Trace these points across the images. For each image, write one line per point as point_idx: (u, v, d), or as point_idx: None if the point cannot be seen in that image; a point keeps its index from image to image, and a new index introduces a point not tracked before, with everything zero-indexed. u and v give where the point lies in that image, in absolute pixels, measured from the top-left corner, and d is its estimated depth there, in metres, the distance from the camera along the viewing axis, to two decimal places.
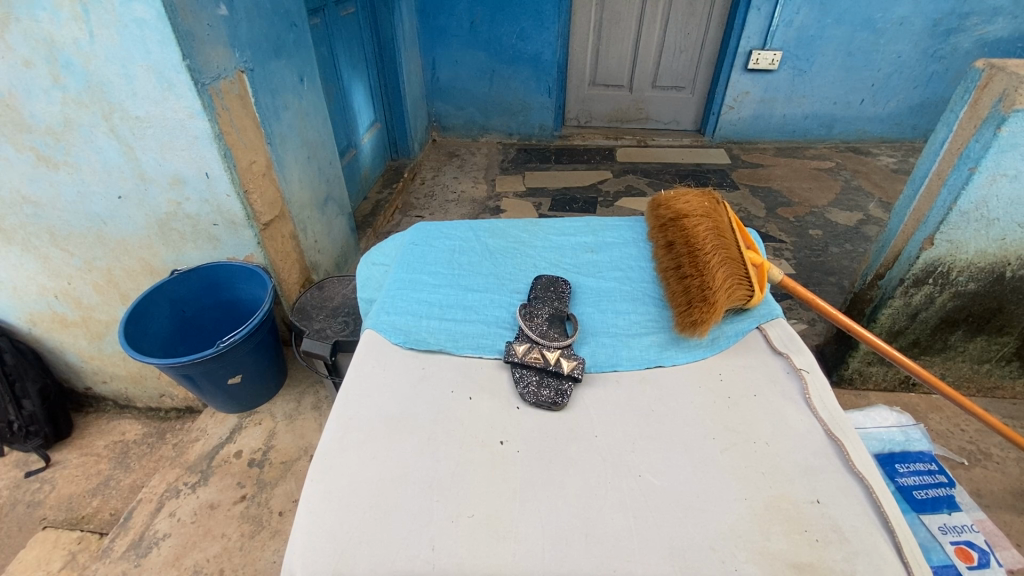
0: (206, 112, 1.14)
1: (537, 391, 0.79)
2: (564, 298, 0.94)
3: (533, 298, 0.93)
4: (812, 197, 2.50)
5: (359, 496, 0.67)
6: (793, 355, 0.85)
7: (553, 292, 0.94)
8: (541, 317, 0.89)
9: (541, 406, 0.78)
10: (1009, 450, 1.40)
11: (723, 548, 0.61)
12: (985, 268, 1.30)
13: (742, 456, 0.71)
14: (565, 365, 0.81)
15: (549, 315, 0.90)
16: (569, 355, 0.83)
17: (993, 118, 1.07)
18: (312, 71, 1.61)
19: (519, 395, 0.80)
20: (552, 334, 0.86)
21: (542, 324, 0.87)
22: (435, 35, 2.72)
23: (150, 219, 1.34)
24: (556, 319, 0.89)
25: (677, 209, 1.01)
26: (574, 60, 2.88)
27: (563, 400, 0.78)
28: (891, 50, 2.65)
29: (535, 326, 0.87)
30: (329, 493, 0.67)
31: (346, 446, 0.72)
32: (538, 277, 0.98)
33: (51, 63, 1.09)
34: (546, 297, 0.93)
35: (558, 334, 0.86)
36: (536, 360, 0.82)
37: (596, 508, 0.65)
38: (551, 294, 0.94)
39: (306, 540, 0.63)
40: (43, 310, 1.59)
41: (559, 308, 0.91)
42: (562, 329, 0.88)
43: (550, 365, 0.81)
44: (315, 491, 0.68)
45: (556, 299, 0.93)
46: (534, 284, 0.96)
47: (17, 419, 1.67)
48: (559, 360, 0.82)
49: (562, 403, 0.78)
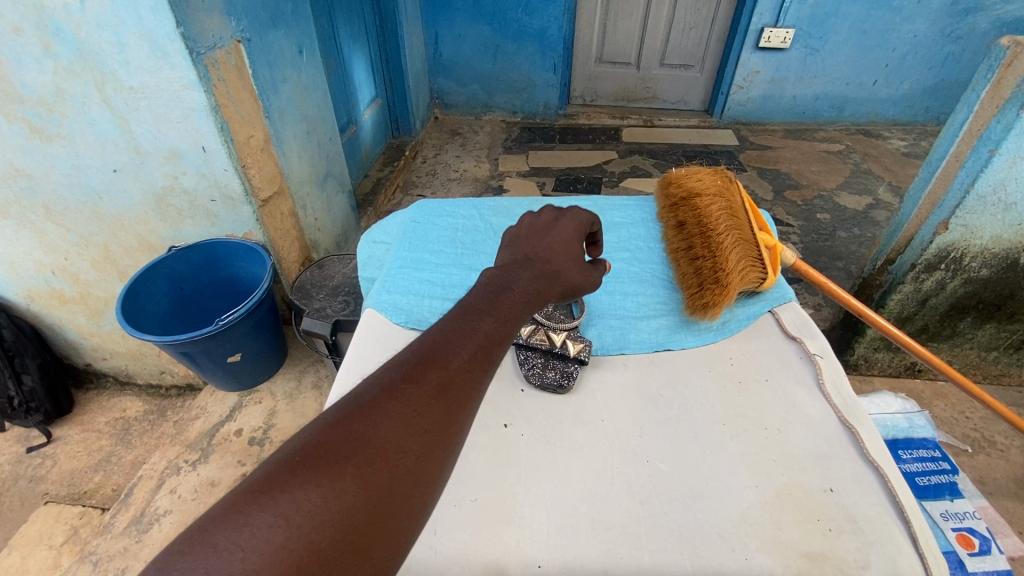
0: (201, 83, 1.10)
1: (539, 370, 0.77)
2: None
3: None
4: (822, 180, 2.45)
5: None
6: (806, 340, 0.84)
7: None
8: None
9: (548, 389, 0.76)
10: (1014, 438, 1.39)
11: (734, 536, 0.60)
12: (999, 254, 1.27)
13: (753, 441, 0.70)
14: (571, 346, 0.79)
15: None
16: (576, 337, 0.80)
17: (1018, 98, 1.03)
18: (311, 43, 1.55)
19: (524, 377, 0.78)
20: (559, 314, 0.83)
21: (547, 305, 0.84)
22: (437, 8, 2.63)
23: (146, 193, 1.31)
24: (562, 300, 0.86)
25: (689, 187, 0.97)
26: (581, 36, 2.79)
27: (571, 380, 0.77)
28: (907, 29, 2.57)
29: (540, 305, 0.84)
30: None
31: None
32: None
33: (41, 30, 1.04)
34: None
35: (566, 316, 0.83)
36: (540, 340, 0.80)
37: (603, 493, 0.64)
38: None
39: None
40: (41, 286, 1.57)
41: None
42: (568, 310, 0.85)
43: (553, 346, 0.79)
44: None
45: None
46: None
47: (17, 394, 1.66)
48: (563, 339, 0.80)
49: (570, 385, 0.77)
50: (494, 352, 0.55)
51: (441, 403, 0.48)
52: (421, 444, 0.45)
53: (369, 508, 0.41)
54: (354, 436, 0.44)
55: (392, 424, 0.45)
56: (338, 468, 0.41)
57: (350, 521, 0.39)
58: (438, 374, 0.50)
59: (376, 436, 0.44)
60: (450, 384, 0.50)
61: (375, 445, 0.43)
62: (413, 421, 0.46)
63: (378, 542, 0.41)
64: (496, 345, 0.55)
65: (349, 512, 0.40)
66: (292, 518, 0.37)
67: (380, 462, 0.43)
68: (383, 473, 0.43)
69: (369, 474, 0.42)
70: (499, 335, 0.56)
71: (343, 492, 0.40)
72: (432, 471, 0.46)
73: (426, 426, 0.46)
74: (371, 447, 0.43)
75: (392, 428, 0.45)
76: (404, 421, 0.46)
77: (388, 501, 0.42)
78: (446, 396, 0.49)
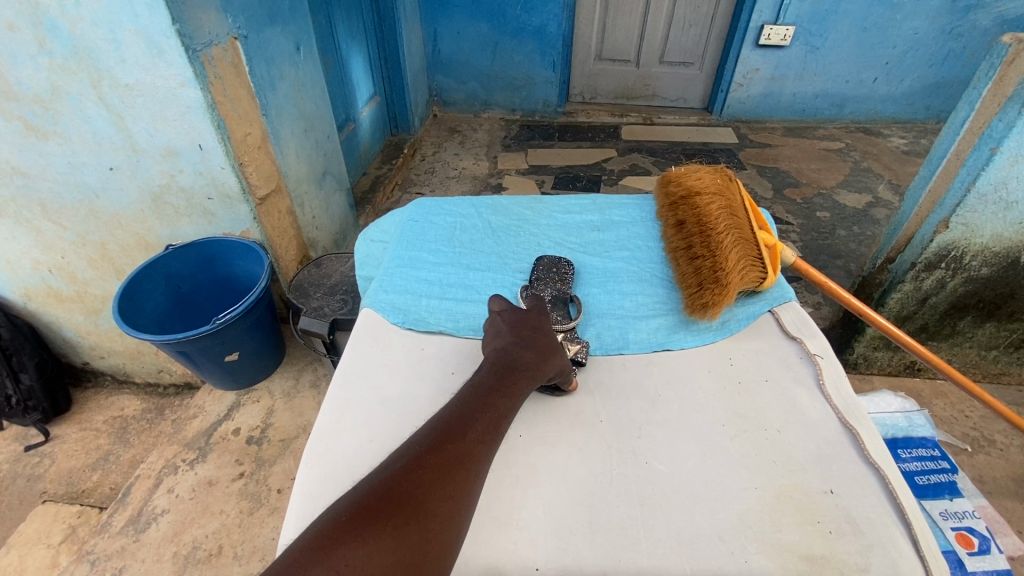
0: (198, 80, 1.09)
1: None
2: (568, 280, 0.90)
3: (535, 279, 0.89)
4: (822, 178, 2.45)
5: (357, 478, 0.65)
6: (807, 340, 0.83)
7: (554, 272, 0.91)
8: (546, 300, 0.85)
9: (548, 392, 0.75)
10: (1014, 437, 1.39)
11: (733, 539, 0.60)
12: (1000, 252, 1.27)
13: (752, 442, 0.70)
14: (572, 348, 0.79)
15: (552, 297, 0.86)
16: (573, 338, 0.80)
17: (1020, 96, 1.02)
18: (308, 40, 1.54)
19: None
20: (558, 317, 0.83)
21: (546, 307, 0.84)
22: (436, 5, 2.61)
23: (143, 191, 1.30)
24: (560, 301, 0.86)
25: (689, 185, 0.96)
26: (580, 33, 2.78)
27: (572, 382, 0.76)
28: (908, 26, 2.56)
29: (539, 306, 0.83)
30: (326, 477, 0.65)
31: (341, 429, 0.70)
32: (541, 257, 0.94)
33: (36, 27, 1.03)
34: (547, 277, 0.89)
35: (565, 318, 0.83)
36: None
37: (601, 495, 0.64)
38: (554, 275, 0.90)
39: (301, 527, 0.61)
40: (38, 284, 1.56)
41: (563, 291, 0.87)
42: (566, 312, 0.84)
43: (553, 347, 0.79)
44: (311, 474, 0.66)
45: (559, 280, 0.89)
46: (537, 263, 0.93)
47: (15, 393, 1.65)
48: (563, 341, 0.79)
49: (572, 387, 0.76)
50: (502, 425, 0.63)
51: (461, 471, 0.56)
52: (446, 509, 0.53)
53: (405, 565, 0.48)
54: (392, 502, 0.52)
55: (421, 492, 0.53)
56: (380, 529, 0.49)
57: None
58: (456, 445, 0.58)
59: (409, 501, 0.52)
60: (468, 454, 0.58)
61: (409, 508, 0.51)
62: (438, 488, 0.54)
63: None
64: (504, 416, 0.64)
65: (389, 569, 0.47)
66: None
67: (414, 524, 0.51)
68: (416, 534, 0.50)
69: (405, 535, 0.50)
70: (508, 405, 0.65)
71: (384, 550, 0.48)
72: (454, 531, 0.53)
73: (449, 491, 0.55)
74: (405, 510, 0.51)
75: (421, 494, 0.53)
76: (430, 488, 0.54)
77: (421, 559, 0.50)
78: (465, 466, 0.57)
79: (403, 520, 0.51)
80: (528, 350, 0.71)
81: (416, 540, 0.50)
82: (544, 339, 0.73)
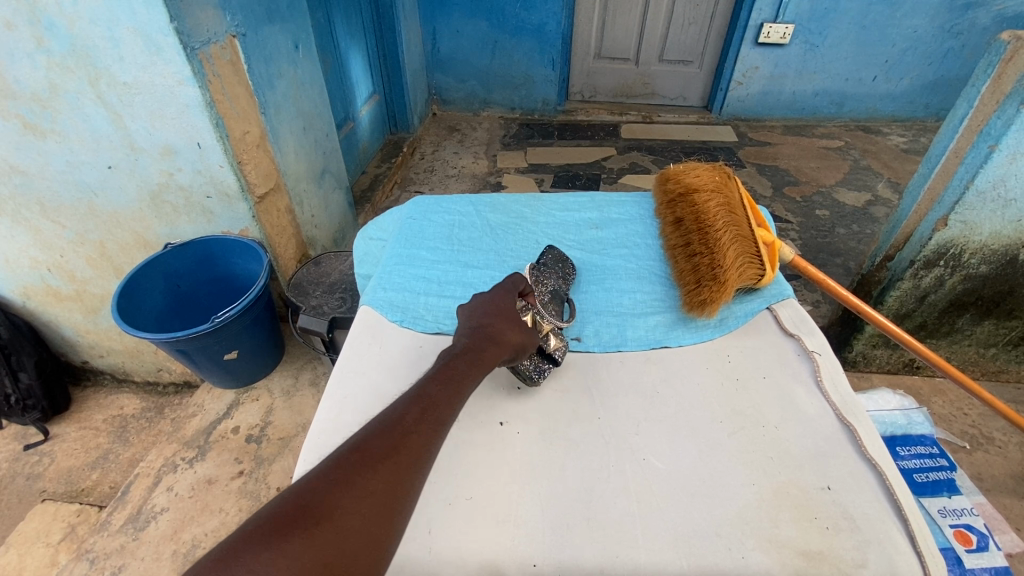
0: (196, 78, 1.09)
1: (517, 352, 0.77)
2: (567, 280, 0.91)
3: (543, 266, 0.90)
4: (821, 176, 2.45)
5: None
6: (805, 337, 0.84)
7: (562, 268, 0.92)
8: (548, 288, 0.86)
9: (517, 375, 0.76)
10: (1012, 434, 1.39)
11: (731, 535, 0.60)
12: (999, 250, 1.27)
13: (749, 438, 0.71)
14: (552, 340, 0.79)
15: (551, 290, 0.87)
16: (559, 334, 0.80)
17: (1018, 94, 1.02)
18: (306, 38, 1.54)
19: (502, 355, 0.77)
20: (552, 310, 0.84)
21: (546, 295, 0.85)
22: (435, 3, 2.61)
23: (141, 190, 1.30)
24: (556, 298, 0.86)
25: (687, 183, 0.96)
26: (579, 32, 2.78)
27: (541, 376, 0.77)
28: (907, 24, 2.55)
29: (541, 291, 0.84)
30: None
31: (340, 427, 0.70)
32: (551, 247, 0.95)
33: (33, 25, 1.03)
34: (554, 269, 0.91)
35: (557, 315, 0.84)
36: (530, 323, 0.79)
37: (599, 490, 0.65)
38: (557, 270, 0.91)
39: None
40: (37, 283, 1.56)
41: (562, 289, 0.88)
42: (558, 311, 0.85)
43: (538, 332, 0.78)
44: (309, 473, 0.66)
45: (560, 278, 0.90)
46: (545, 250, 0.93)
47: (14, 392, 1.65)
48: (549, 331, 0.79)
49: (538, 380, 0.77)
50: (444, 418, 0.59)
51: (389, 465, 0.52)
52: (367, 506, 0.48)
53: (316, 571, 0.43)
54: (305, 503, 0.47)
55: (340, 489, 0.48)
56: (288, 532, 0.44)
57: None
58: (385, 439, 0.54)
59: (324, 500, 0.47)
60: (401, 448, 0.53)
61: (322, 508, 0.46)
62: (362, 484, 0.49)
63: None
64: (445, 409, 0.60)
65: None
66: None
67: (329, 524, 0.46)
68: (332, 534, 0.45)
69: (318, 537, 0.45)
70: (448, 397, 0.61)
71: (291, 555, 0.43)
72: (382, 530, 0.49)
73: (374, 486, 0.50)
74: (318, 511, 0.46)
75: (340, 492, 0.48)
76: (352, 484, 0.49)
77: (335, 564, 0.44)
78: (396, 459, 0.52)
79: (318, 520, 0.46)
80: (474, 338, 0.69)
81: (330, 543, 0.45)
82: (492, 323, 0.72)
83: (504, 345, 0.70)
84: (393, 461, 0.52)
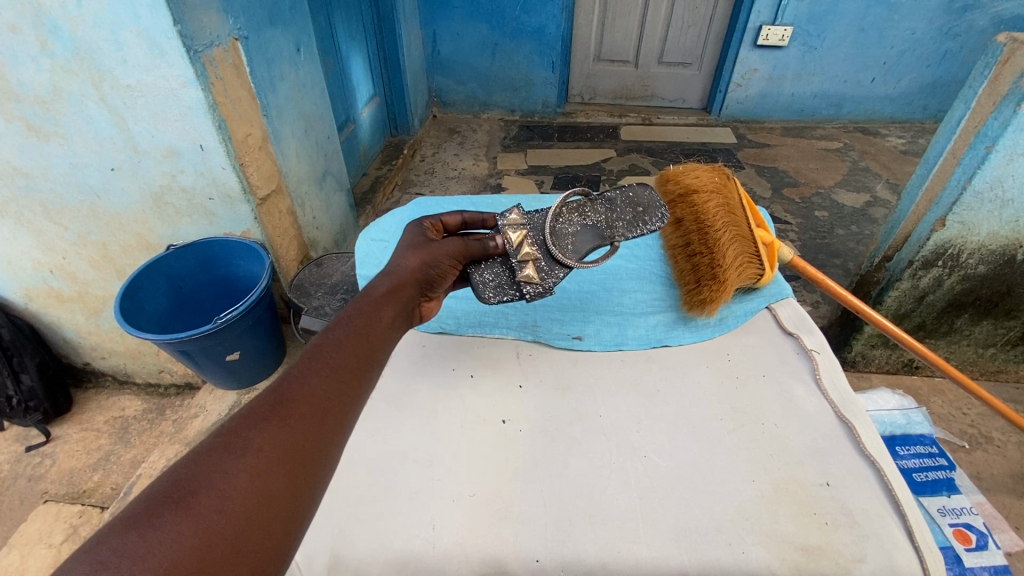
0: (199, 80, 1.10)
1: (492, 264, 0.81)
2: (625, 221, 0.85)
3: (608, 199, 0.86)
4: (820, 178, 2.46)
5: (372, 471, 0.72)
6: (804, 336, 0.90)
7: (638, 214, 0.86)
8: (586, 225, 0.84)
9: (477, 289, 0.80)
10: (1011, 434, 1.40)
11: (731, 531, 0.64)
12: (997, 250, 1.27)
13: (748, 435, 0.76)
14: (529, 268, 0.79)
15: (584, 226, 0.84)
16: (539, 269, 0.80)
17: (1015, 94, 1.03)
18: (308, 41, 1.55)
19: (477, 271, 0.80)
20: (570, 245, 0.83)
21: (576, 228, 0.84)
22: (436, 5, 2.62)
23: (143, 192, 1.30)
24: (584, 237, 0.83)
25: (686, 184, 0.94)
26: (579, 34, 2.79)
27: (499, 299, 0.80)
28: (905, 26, 2.57)
29: (570, 224, 0.83)
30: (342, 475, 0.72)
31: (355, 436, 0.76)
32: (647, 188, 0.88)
33: (38, 28, 1.03)
34: (625, 211, 0.86)
35: (569, 252, 0.82)
36: (513, 240, 0.79)
37: (601, 488, 0.69)
38: (626, 210, 0.85)
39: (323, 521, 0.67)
40: (39, 285, 1.56)
41: (603, 229, 0.84)
42: (577, 248, 0.82)
43: (512, 250, 0.78)
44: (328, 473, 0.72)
45: (622, 217, 0.85)
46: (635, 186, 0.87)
47: (16, 394, 1.64)
48: (529, 254, 0.79)
49: (494, 300, 0.80)
50: (345, 359, 0.57)
51: (280, 417, 0.48)
52: (262, 458, 0.45)
53: (206, 531, 0.39)
54: (179, 478, 0.42)
55: (222, 454, 0.44)
56: (159, 511, 0.39)
57: (180, 560, 0.37)
58: (273, 396, 0.50)
59: (203, 469, 0.43)
60: (296, 398, 0.50)
61: (209, 472, 0.42)
62: (254, 438, 0.46)
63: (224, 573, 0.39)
64: (342, 353, 0.57)
65: (174, 552, 0.37)
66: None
67: (210, 491, 0.41)
68: (215, 501, 0.41)
69: (197, 507, 0.40)
70: (346, 342, 0.59)
71: (164, 532, 0.38)
72: (283, 483, 0.45)
73: (264, 439, 0.46)
74: (197, 481, 0.42)
75: (223, 456, 0.44)
76: (236, 445, 0.45)
77: (231, 520, 0.40)
78: (292, 408, 0.49)
79: (196, 491, 0.41)
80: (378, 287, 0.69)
81: (215, 509, 0.40)
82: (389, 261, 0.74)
83: (400, 282, 0.70)
84: (285, 414, 0.48)
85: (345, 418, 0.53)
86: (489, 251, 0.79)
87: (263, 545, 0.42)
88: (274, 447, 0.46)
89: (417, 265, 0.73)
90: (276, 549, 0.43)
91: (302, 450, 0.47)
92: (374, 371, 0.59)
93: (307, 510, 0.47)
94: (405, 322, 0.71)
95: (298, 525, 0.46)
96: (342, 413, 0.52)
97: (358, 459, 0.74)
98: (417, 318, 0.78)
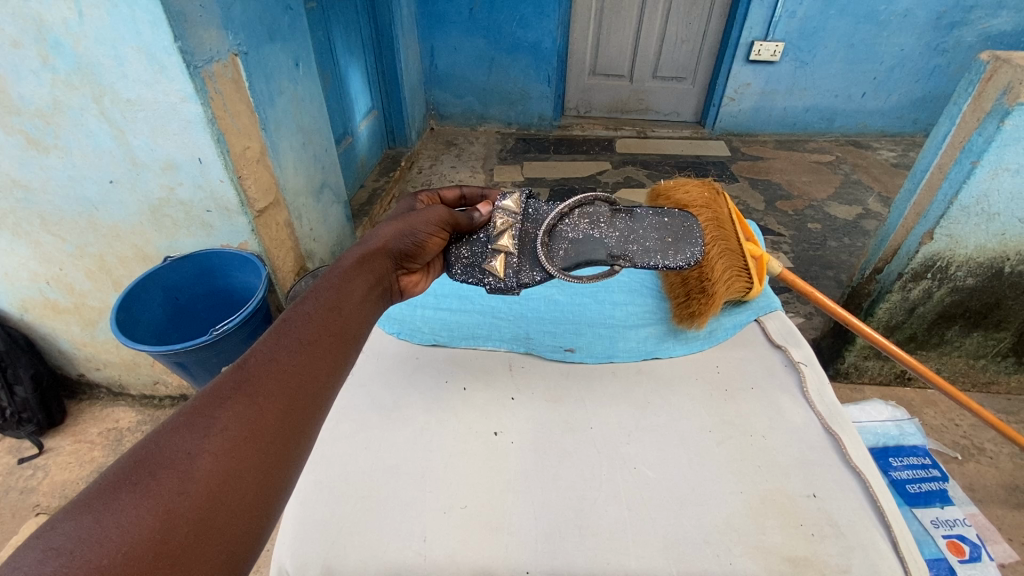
0: (199, 95, 1.11)
1: (474, 242, 0.84)
2: (641, 241, 0.84)
3: (639, 215, 0.85)
4: (812, 190, 2.49)
5: (359, 484, 0.72)
6: (792, 348, 0.91)
7: (661, 246, 0.84)
8: (595, 236, 0.83)
9: (450, 258, 0.84)
10: (1003, 445, 1.40)
11: (719, 542, 0.65)
12: (985, 263, 1.29)
13: (738, 447, 0.77)
14: (498, 261, 0.82)
15: (590, 234, 0.84)
16: (508, 262, 0.82)
17: (997, 111, 1.05)
18: (306, 56, 1.57)
19: (457, 245, 0.85)
20: (563, 250, 0.83)
21: (579, 235, 0.84)
22: (434, 20, 2.67)
23: (141, 204, 1.31)
24: (582, 245, 0.83)
25: (677, 199, 0.95)
26: (575, 48, 2.83)
27: (463, 278, 0.84)
28: (894, 42, 2.62)
29: (574, 230, 0.84)
30: (332, 487, 0.72)
31: (350, 448, 0.77)
32: (689, 219, 0.86)
33: (40, 43, 1.05)
34: (648, 237, 0.83)
35: (556, 259, 0.82)
36: (499, 225, 0.82)
37: (591, 500, 0.70)
38: (652, 231, 0.85)
39: (309, 531, 0.67)
40: (34, 296, 1.56)
41: (612, 244, 0.83)
42: (571, 256, 0.83)
43: (494, 234, 0.82)
44: (316, 485, 0.73)
45: (644, 238, 0.84)
46: (678, 218, 0.86)
47: (9, 405, 1.61)
48: (505, 245, 0.81)
49: (459, 277, 0.84)
50: (311, 336, 0.58)
51: (243, 397, 0.49)
52: (226, 439, 0.45)
53: (162, 514, 0.40)
54: (138, 460, 0.43)
55: (182, 434, 0.45)
56: (117, 492, 0.40)
57: (140, 541, 0.38)
58: (236, 376, 0.51)
59: (166, 450, 0.44)
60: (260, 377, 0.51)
61: (171, 456, 0.43)
62: (216, 418, 0.46)
63: (186, 554, 0.40)
64: (309, 330, 0.58)
65: (132, 534, 0.38)
66: (57, 563, 0.36)
67: (172, 471, 0.42)
68: (176, 482, 0.42)
69: (157, 489, 0.41)
70: (314, 320, 0.59)
71: (121, 513, 0.39)
72: (248, 463, 0.46)
73: (228, 421, 0.47)
74: (158, 463, 0.43)
75: (183, 436, 0.45)
76: (198, 425, 0.45)
77: (191, 501, 0.41)
78: (254, 387, 0.50)
79: (156, 472, 0.42)
80: (350, 260, 0.69)
81: (176, 490, 0.41)
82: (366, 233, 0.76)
83: (370, 253, 0.72)
84: (247, 395, 0.49)
85: (313, 396, 0.54)
86: (473, 222, 0.84)
87: (229, 523, 0.43)
88: (238, 425, 0.47)
89: (390, 235, 0.75)
90: (244, 528, 0.44)
91: (267, 430, 0.48)
92: (346, 348, 0.61)
93: (277, 488, 0.48)
94: (382, 296, 0.72)
95: (268, 503, 0.47)
96: (309, 393, 0.54)
97: (349, 470, 0.74)
98: (400, 292, 0.79)
